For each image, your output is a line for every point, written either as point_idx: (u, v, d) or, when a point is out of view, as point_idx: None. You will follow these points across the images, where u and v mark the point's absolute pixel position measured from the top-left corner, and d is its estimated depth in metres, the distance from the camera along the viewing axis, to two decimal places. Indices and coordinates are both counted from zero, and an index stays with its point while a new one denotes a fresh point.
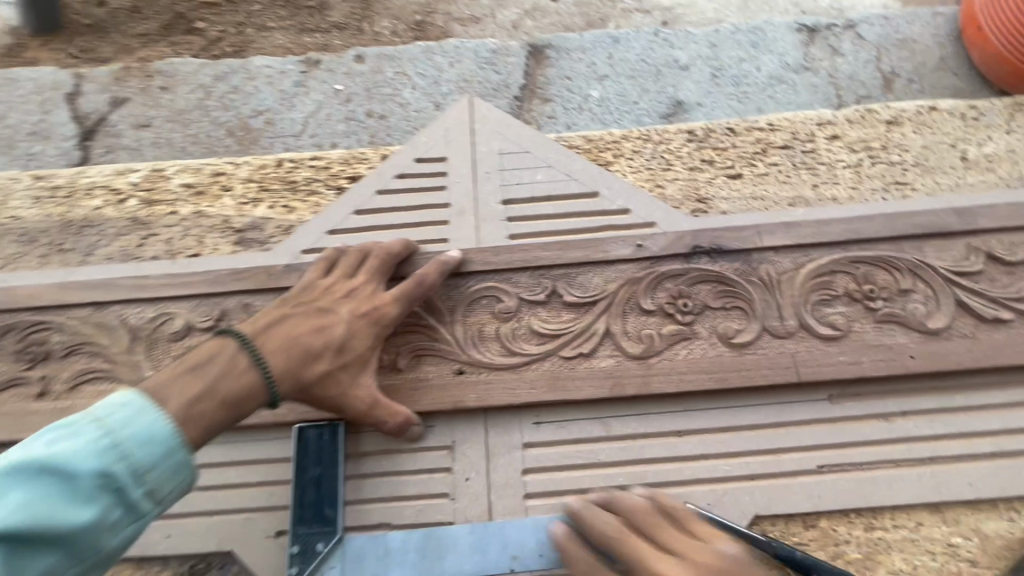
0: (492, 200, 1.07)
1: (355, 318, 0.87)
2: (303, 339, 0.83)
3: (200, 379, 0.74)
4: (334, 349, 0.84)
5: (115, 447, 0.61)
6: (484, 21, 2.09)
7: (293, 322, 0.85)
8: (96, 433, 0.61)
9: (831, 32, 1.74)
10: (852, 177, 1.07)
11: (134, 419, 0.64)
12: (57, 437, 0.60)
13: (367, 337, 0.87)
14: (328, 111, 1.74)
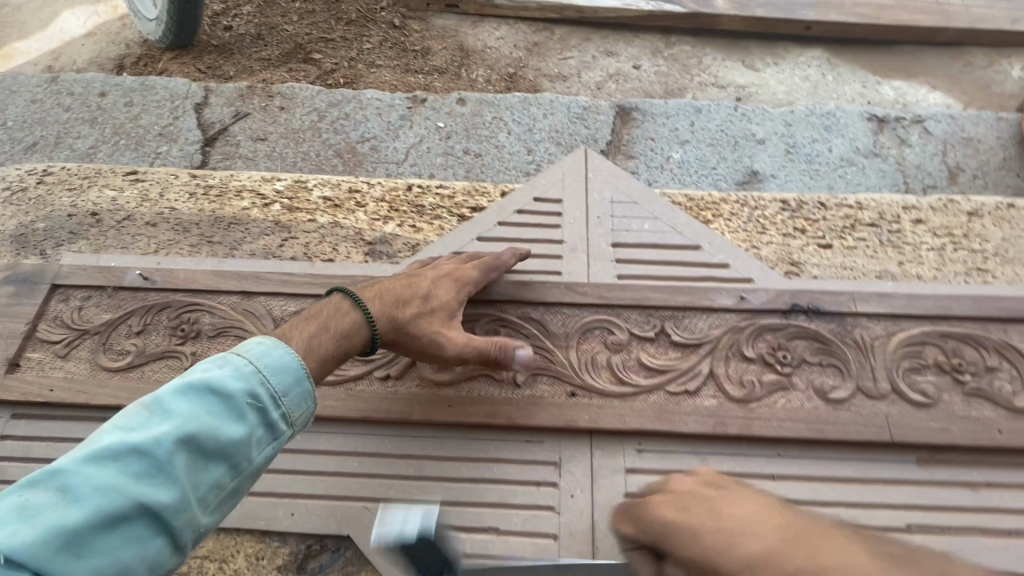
0: (603, 241, 1.18)
1: (440, 277, 1.00)
2: (396, 289, 0.95)
3: (315, 321, 0.88)
4: (422, 298, 0.96)
5: (257, 373, 0.68)
6: (571, 79, 2.27)
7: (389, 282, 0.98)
8: (240, 361, 0.68)
9: (899, 124, 1.87)
10: (936, 259, 1.16)
11: (268, 351, 0.71)
12: (207, 364, 0.67)
13: (450, 289, 0.98)
14: (429, 145, 1.90)
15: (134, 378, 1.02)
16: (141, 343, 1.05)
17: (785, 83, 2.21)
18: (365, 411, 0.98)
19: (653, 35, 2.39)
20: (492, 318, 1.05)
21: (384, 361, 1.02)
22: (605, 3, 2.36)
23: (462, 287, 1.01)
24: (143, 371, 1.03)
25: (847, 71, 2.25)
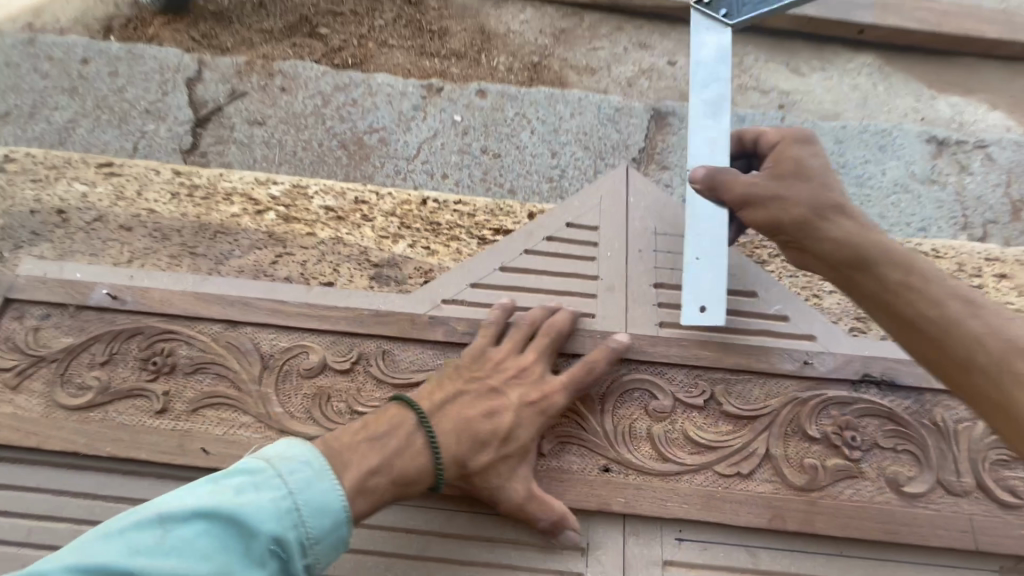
0: (644, 281, 1.03)
1: (520, 406, 0.84)
2: (473, 422, 0.81)
3: (377, 452, 0.76)
4: (501, 438, 0.82)
5: (294, 511, 0.65)
6: (601, 73, 2.08)
7: (462, 402, 0.84)
8: (279, 492, 0.65)
9: (961, 148, 1.70)
10: None
11: (311, 483, 0.68)
12: (247, 485, 0.65)
13: (532, 427, 0.84)
14: (444, 141, 1.72)
15: (95, 419, 0.88)
16: (105, 376, 0.91)
17: (834, 92, 2.02)
18: None
19: (692, 28, 2.19)
20: None
21: None
22: None
23: (540, 398, 0.86)
24: (107, 410, 0.89)
25: (901, 81, 2.05)
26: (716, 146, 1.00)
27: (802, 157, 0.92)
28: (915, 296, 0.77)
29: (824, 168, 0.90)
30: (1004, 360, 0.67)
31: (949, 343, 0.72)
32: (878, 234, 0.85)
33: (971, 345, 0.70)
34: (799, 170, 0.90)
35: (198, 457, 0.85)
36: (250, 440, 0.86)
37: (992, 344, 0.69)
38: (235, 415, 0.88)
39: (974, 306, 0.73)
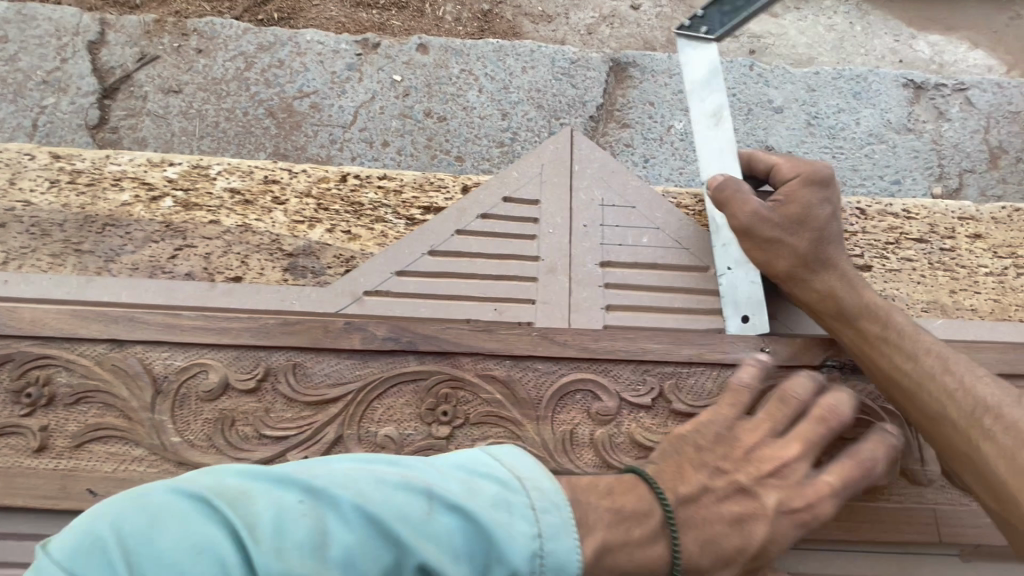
0: (589, 260, 0.93)
1: (781, 515, 0.63)
2: (725, 536, 0.61)
3: (622, 535, 0.56)
4: (751, 554, 0.61)
5: (535, 556, 0.49)
6: (557, 20, 1.90)
7: (711, 498, 0.62)
8: (526, 527, 0.49)
9: (939, 93, 1.59)
10: (995, 288, 0.95)
11: (561, 533, 0.50)
12: (489, 502, 0.50)
13: (788, 540, 0.63)
14: (383, 104, 1.56)
15: None
16: None
17: (807, 33, 1.88)
18: None
19: None
20: (444, 378, 0.83)
21: (302, 438, 0.80)
22: None
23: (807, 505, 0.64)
24: None
25: (879, 20, 1.91)
26: (724, 158, 0.92)
27: (820, 201, 0.85)
28: (892, 351, 0.78)
29: (830, 214, 0.86)
30: (979, 419, 0.70)
31: (928, 401, 0.75)
32: (862, 283, 0.84)
33: (943, 403, 0.73)
34: (804, 215, 0.84)
35: (85, 498, 0.76)
36: (145, 475, 0.78)
37: (963, 400, 0.72)
38: (127, 449, 0.79)
39: (948, 365, 0.75)
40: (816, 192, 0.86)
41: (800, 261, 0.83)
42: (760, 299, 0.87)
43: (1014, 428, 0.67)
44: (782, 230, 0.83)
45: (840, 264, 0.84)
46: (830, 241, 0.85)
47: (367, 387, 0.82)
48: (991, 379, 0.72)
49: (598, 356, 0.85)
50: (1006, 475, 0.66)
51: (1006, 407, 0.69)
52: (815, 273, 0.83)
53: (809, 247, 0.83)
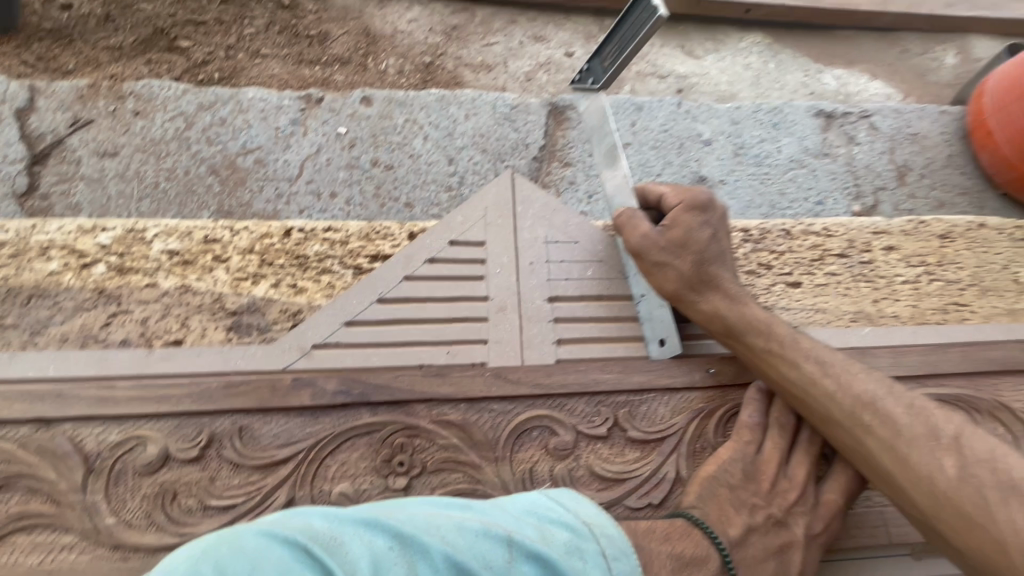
0: (538, 297, 0.94)
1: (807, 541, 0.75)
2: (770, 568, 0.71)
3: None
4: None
5: None
6: (496, 69, 1.99)
7: (755, 537, 0.72)
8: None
9: (847, 120, 1.75)
10: (912, 295, 1.02)
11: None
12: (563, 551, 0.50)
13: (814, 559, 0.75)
14: (329, 156, 1.58)
15: None
16: None
17: (727, 72, 2.04)
18: None
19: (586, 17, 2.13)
20: (399, 427, 0.83)
21: (253, 503, 0.77)
22: None
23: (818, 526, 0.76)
24: None
25: (789, 57, 2.10)
26: (624, 193, 1.01)
27: (698, 224, 0.89)
28: (775, 361, 0.81)
29: (711, 235, 0.89)
30: (859, 416, 0.74)
31: (816, 404, 0.78)
32: (745, 297, 0.88)
33: (829, 406, 0.76)
34: (686, 238, 0.88)
35: None
36: (76, 563, 0.72)
37: (843, 399, 0.76)
38: (54, 538, 0.73)
39: (825, 367, 0.78)
40: (696, 214, 0.90)
41: (683, 280, 0.87)
42: (670, 322, 0.91)
43: (889, 421, 0.73)
44: (664, 253, 0.88)
45: (725, 282, 0.88)
46: (714, 261, 0.88)
47: (318, 444, 0.80)
48: (865, 374, 0.77)
49: (550, 391, 0.88)
50: (890, 465, 0.71)
51: (881, 401, 0.74)
52: (700, 293, 0.87)
53: (693, 268, 0.87)
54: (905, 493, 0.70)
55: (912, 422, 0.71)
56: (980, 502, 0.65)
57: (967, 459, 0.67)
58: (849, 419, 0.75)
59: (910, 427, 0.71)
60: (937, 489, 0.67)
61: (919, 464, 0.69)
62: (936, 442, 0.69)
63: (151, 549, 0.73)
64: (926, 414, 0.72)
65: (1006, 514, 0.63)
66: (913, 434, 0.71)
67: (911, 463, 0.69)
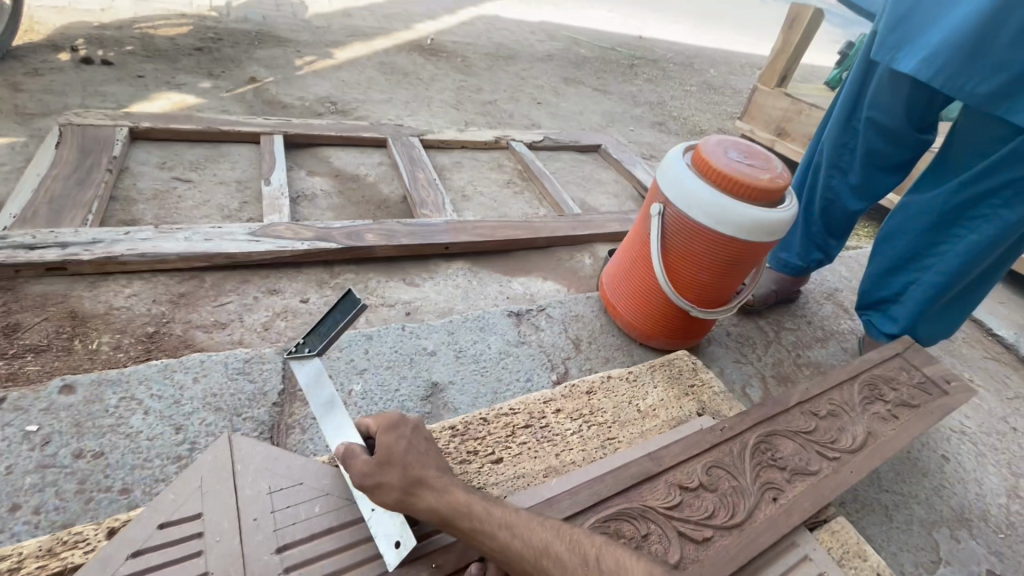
0: (264, 551, 0.98)
1: None
2: None
3: None
4: None
5: None
6: (231, 324, 2.10)
7: None
8: None
9: (531, 315, 2.35)
10: (579, 442, 1.38)
11: None
12: None
13: None
14: (12, 462, 1.37)
15: None
16: None
17: (442, 292, 2.56)
18: None
19: (316, 268, 2.48)
20: None
21: None
22: (257, 245, 2.35)
23: None
24: None
25: (485, 274, 2.76)
26: (343, 429, 1.17)
27: (392, 442, 1.05)
28: (477, 534, 0.98)
29: (406, 445, 1.06)
30: (541, 564, 0.93)
31: (515, 563, 0.95)
32: (450, 483, 1.03)
33: (522, 560, 0.95)
34: (387, 457, 1.03)
35: None
36: None
37: (529, 553, 0.95)
38: None
39: (512, 528, 0.97)
40: (391, 432, 1.08)
41: (399, 491, 1.00)
42: (400, 522, 1.02)
43: (560, 561, 0.93)
44: (376, 474, 1.01)
45: (432, 477, 1.03)
46: (417, 463, 1.04)
47: None
48: (540, 524, 0.98)
49: None
50: None
51: (551, 546, 0.95)
52: (416, 495, 1.00)
53: (399, 478, 1.00)
54: None
55: (574, 556, 0.93)
56: None
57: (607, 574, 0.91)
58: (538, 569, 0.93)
59: (573, 561, 0.93)
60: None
61: None
62: (591, 565, 0.92)
63: None
64: (580, 545, 0.95)
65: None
66: (576, 565, 0.92)
67: None
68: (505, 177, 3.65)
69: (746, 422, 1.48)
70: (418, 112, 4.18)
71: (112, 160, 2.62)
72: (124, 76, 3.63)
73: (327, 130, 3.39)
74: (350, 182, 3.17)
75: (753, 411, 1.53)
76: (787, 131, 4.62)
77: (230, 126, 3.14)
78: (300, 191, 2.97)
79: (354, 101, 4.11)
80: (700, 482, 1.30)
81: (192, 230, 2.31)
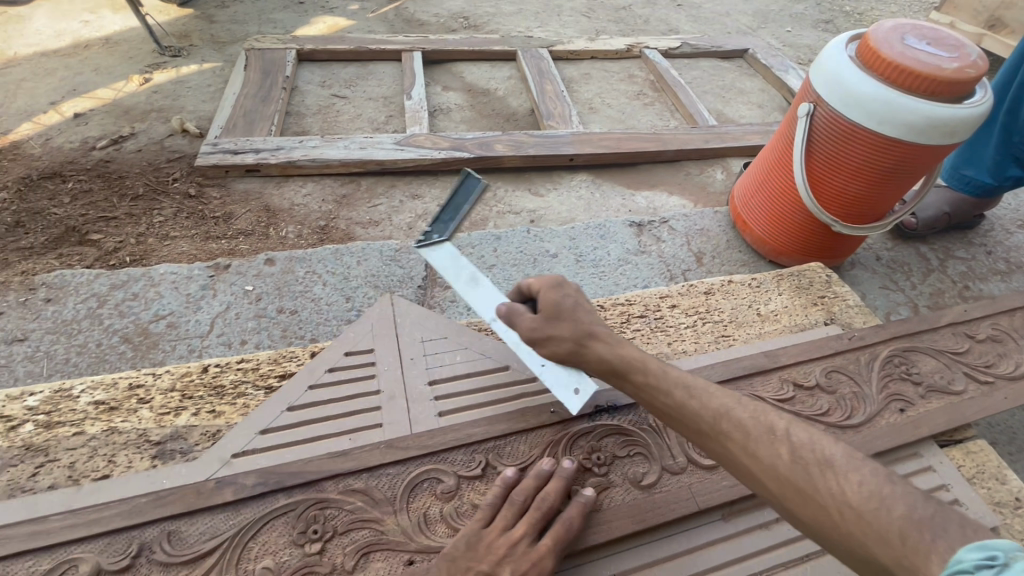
0: (420, 381, 1.20)
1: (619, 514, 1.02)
2: None
3: None
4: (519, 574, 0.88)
5: None
6: (383, 223, 2.42)
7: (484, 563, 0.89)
8: None
9: (653, 226, 2.34)
10: (693, 335, 1.43)
11: None
12: None
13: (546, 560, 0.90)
14: (238, 311, 1.81)
15: None
16: None
17: (565, 203, 2.64)
18: None
19: (451, 176, 2.70)
20: (311, 502, 1.00)
21: None
22: (402, 154, 2.61)
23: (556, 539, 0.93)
24: None
25: (609, 188, 2.76)
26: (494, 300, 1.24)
27: (558, 298, 1.10)
28: (652, 390, 0.97)
29: (573, 302, 1.10)
30: (681, 401, 0.93)
31: (657, 395, 0.96)
32: (625, 341, 1.04)
33: (662, 394, 0.95)
34: (557, 310, 1.09)
35: None
36: None
37: (673, 388, 0.95)
38: None
39: (646, 372, 0.98)
40: (556, 290, 1.12)
41: (571, 343, 1.06)
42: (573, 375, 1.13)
43: (703, 403, 0.90)
44: (548, 328, 1.08)
45: (602, 332, 1.06)
46: (585, 318, 1.08)
47: (244, 529, 0.95)
48: (676, 371, 0.97)
49: (436, 448, 1.09)
50: (715, 428, 0.87)
51: (690, 384, 0.93)
52: (587, 348, 1.05)
53: (571, 331, 1.07)
54: (728, 454, 0.86)
55: (755, 423, 0.83)
56: (776, 455, 0.79)
57: (760, 415, 0.84)
58: (682, 400, 0.93)
59: (721, 402, 0.89)
60: (776, 474, 0.78)
61: (729, 428, 0.85)
62: (778, 436, 0.81)
63: None
64: (715, 393, 0.91)
65: (828, 486, 0.73)
66: (759, 432, 0.82)
67: (719, 430, 0.86)
68: (636, 88, 3.48)
69: (880, 335, 1.41)
70: (548, 23, 4.07)
71: (286, 80, 3.02)
72: (288, 3, 4.03)
73: (460, 45, 3.50)
74: (481, 96, 3.28)
75: (891, 325, 1.44)
76: (1001, 21, 3.67)
77: (376, 44, 3.39)
78: (436, 106, 3.17)
79: (486, 14, 4.12)
80: (818, 382, 1.30)
81: (349, 141, 2.63)
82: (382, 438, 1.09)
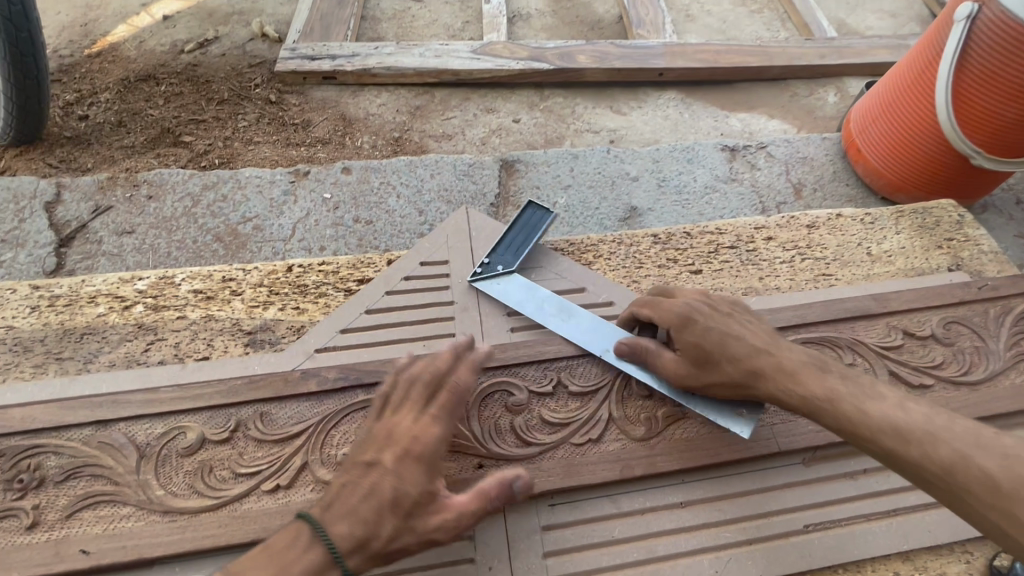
0: (493, 296, 1.18)
1: (691, 445, 1.00)
2: (379, 486, 0.81)
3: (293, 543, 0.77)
4: (413, 460, 0.84)
5: None
6: (456, 137, 2.34)
7: (376, 455, 0.84)
8: None
9: (748, 151, 2.12)
10: (789, 271, 1.30)
11: None
12: None
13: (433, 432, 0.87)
14: (317, 218, 1.86)
15: None
16: None
17: (650, 123, 2.43)
18: (253, 533, 0.90)
19: (527, 90, 2.54)
20: None
21: (271, 470, 0.96)
22: (478, 64, 2.47)
23: (443, 408, 0.89)
24: None
25: (700, 107, 2.50)
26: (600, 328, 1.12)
27: (698, 337, 0.96)
28: (847, 424, 0.84)
29: (718, 333, 0.95)
30: (895, 439, 0.79)
31: (858, 429, 0.82)
32: (805, 368, 0.90)
33: (862, 429, 0.82)
34: (703, 355, 0.96)
35: (77, 559, 0.87)
36: (132, 528, 0.90)
37: (877, 422, 0.81)
38: (114, 509, 0.92)
39: (835, 401, 0.85)
40: (687, 326, 0.97)
41: (736, 386, 0.94)
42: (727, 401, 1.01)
43: (931, 446, 0.76)
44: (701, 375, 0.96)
45: (768, 362, 0.92)
46: (738, 350, 0.94)
47: (326, 419, 1.01)
48: (878, 402, 0.83)
49: (509, 362, 1.08)
50: (949, 476, 0.74)
51: (903, 421, 0.80)
52: (757, 381, 0.92)
53: (736, 371, 0.93)
54: (970, 506, 0.73)
55: (1008, 473, 0.71)
56: None
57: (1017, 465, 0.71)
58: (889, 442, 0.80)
59: (952, 445, 0.75)
60: None
61: (968, 479, 0.72)
62: None
63: (194, 512, 0.92)
64: (943, 431, 0.77)
65: None
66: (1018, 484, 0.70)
67: (959, 480, 0.73)
68: None
69: (1018, 287, 1.21)
70: None
71: None
72: None
73: None
74: (565, 1, 3.00)
75: None
76: None
77: None
78: (516, 10, 2.93)
79: None
80: (933, 333, 1.16)
81: (424, 47, 2.51)
82: (456, 348, 1.10)
